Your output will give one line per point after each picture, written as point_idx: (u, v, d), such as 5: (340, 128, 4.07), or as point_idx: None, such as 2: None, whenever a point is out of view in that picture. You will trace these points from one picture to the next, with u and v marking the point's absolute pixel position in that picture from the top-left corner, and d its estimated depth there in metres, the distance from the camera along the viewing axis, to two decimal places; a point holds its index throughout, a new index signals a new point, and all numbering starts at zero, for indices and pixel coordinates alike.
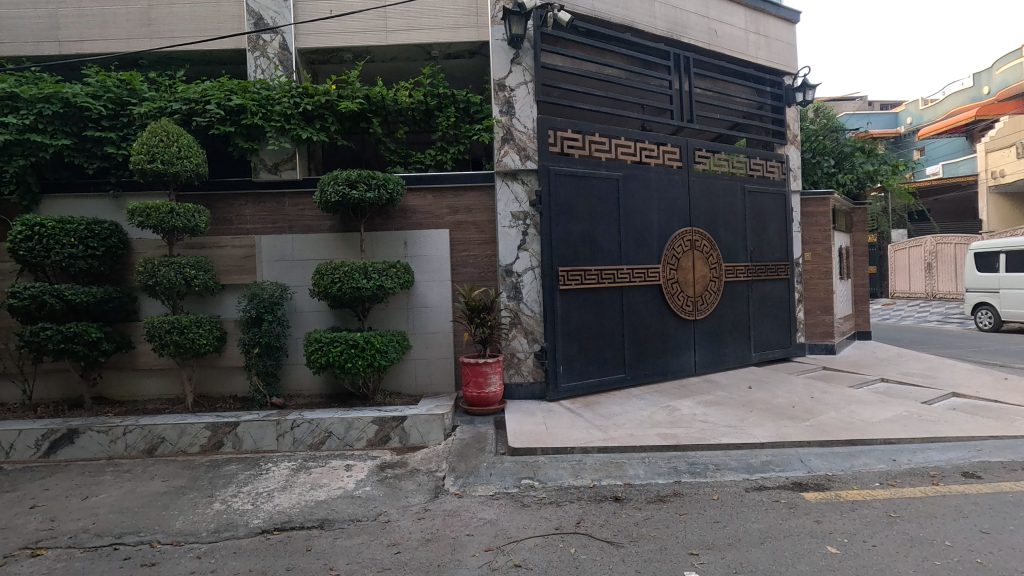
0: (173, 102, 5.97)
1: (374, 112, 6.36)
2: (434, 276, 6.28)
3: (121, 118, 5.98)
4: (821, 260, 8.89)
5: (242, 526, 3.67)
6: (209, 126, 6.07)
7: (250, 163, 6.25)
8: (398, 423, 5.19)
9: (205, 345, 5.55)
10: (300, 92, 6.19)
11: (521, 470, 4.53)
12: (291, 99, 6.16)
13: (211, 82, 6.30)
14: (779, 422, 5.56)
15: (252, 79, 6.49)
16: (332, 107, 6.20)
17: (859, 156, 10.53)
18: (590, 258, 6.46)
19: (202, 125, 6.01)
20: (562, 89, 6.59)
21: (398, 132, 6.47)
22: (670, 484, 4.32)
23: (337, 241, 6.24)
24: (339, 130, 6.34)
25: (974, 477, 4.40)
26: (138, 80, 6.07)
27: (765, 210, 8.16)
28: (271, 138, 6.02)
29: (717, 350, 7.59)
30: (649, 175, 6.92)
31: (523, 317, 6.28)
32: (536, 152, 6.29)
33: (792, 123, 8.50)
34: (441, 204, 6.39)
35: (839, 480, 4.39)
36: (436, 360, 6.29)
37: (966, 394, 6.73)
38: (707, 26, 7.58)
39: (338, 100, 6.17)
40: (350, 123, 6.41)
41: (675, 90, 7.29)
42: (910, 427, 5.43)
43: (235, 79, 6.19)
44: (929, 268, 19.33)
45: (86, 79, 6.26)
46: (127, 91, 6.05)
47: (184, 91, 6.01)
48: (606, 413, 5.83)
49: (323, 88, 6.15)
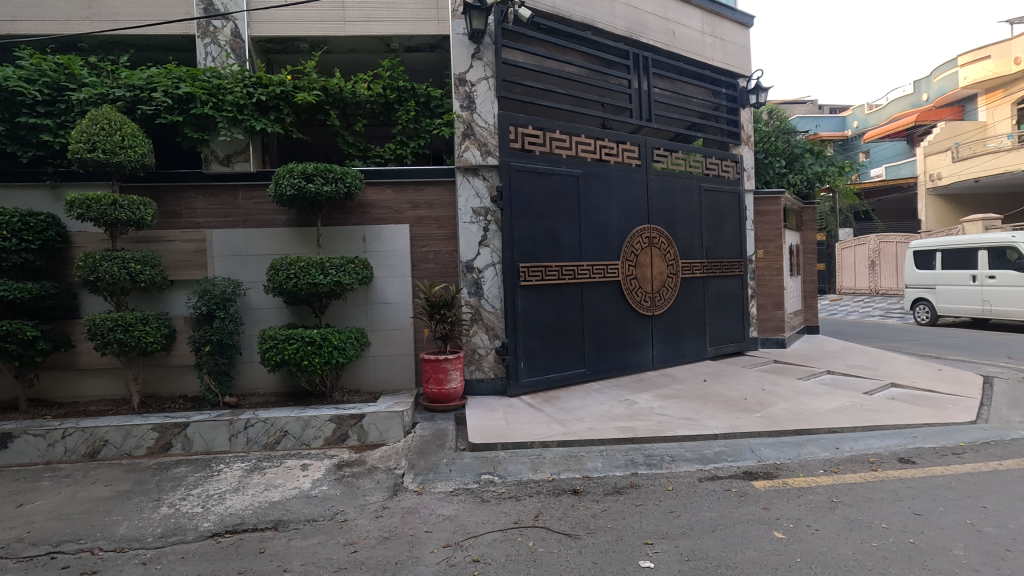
0: (115, 89, 5.68)
1: (332, 104, 6.24)
2: (394, 271, 6.22)
3: (59, 104, 5.65)
4: (773, 258, 9.21)
5: (191, 530, 3.55)
6: (155, 115, 5.81)
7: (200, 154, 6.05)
8: (356, 421, 5.11)
9: (152, 343, 5.34)
10: (253, 81, 5.99)
11: (481, 466, 4.53)
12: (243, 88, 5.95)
13: (157, 69, 6.02)
14: (732, 414, 5.75)
15: (201, 67, 6.24)
16: (287, 98, 6.03)
17: (808, 157, 10.96)
18: (551, 254, 6.51)
19: (147, 113, 5.74)
20: (523, 86, 6.61)
21: (357, 125, 6.37)
22: (627, 476, 4.41)
23: (293, 235, 6.08)
24: (294, 122, 6.18)
25: (909, 463, 4.67)
26: (77, 64, 5.74)
27: (720, 209, 8.40)
28: (222, 128, 5.82)
29: (674, 345, 7.78)
30: (609, 173, 7.02)
31: (484, 313, 6.28)
32: (497, 148, 6.27)
33: (745, 125, 8.78)
34: (402, 199, 6.30)
35: (787, 468, 4.58)
36: (396, 356, 6.23)
37: (904, 385, 7.11)
38: (666, 27, 7.72)
39: (294, 91, 6.01)
40: (306, 115, 6.26)
41: (634, 89, 7.41)
42: (852, 417, 5.71)
43: (184, 67, 5.94)
44: (873, 265, 20.32)
45: (19, 61, 5.88)
46: (65, 76, 5.72)
47: (128, 77, 5.72)
48: (567, 407, 5.90)
49: (277, 78, 5.98)
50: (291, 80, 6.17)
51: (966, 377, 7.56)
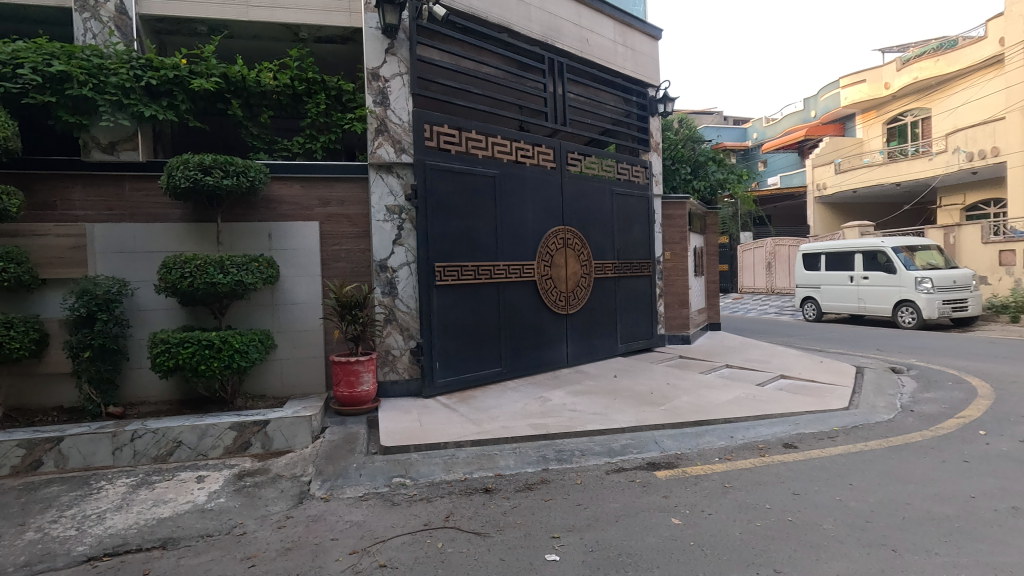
0: None
1: (233, 93, 5.94)
2: (302, 270, 5.97)
3: None
4: (679, 259, 9.75)
5: (62, 556, 3.21)
6: (22, 94, 5.19)
7: (78, 140, 5.48)
8: (260, 428, 4.86)
9: (19, 350, 4.78)
10: (142, 63, 5.51)
11: (393, 469, 4.45)
12: (131, 71, 5.46)
13: (25, 42, 5.39)
14: (640, 408, 6.04)
15: (79, 43, 5.61)
16: (182, 83, 5.63)
17: (712, 164, 11.72)
18: (467, 254, 6.51)
19: (12, 92, 5.12)
20: (439, 84, 6.56)
21: (262, 117, 6.14)
22: (538, 472, 4.51)
23: (189, 231, 5.66)
24: (190, 110, 5.79)
25: (791, 447, 5.13)
26: None
27: (631, 212, 8.79)
28: (105, 113, 5.32)
29: (588, 342, 8.05)
30: (525, 174, 7.13)
31: (398, 313, 6.18)
32: (412, 146, 6.19)
33: (654, 132, 9.24)
34: (311, 195, 6.06)
35: (686, 458, 4.88)
36: (304, 359, 5.98)
37: (791, 376, 7.80)
38: (579, 34, 7.96)
39: (190, 77, 5.63)
40: (205, 103, 5.89)
41: (549, 93, 7.58)
42: (745, 407, 6.18)
43: (58, 42, 5.35)
44: (769, 267, 22.10)
45: None
46: None
47: None
48: (482, 406, 5.93)
49: (170, 62, 5.56)
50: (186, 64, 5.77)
51: (842, 367, 8.42)
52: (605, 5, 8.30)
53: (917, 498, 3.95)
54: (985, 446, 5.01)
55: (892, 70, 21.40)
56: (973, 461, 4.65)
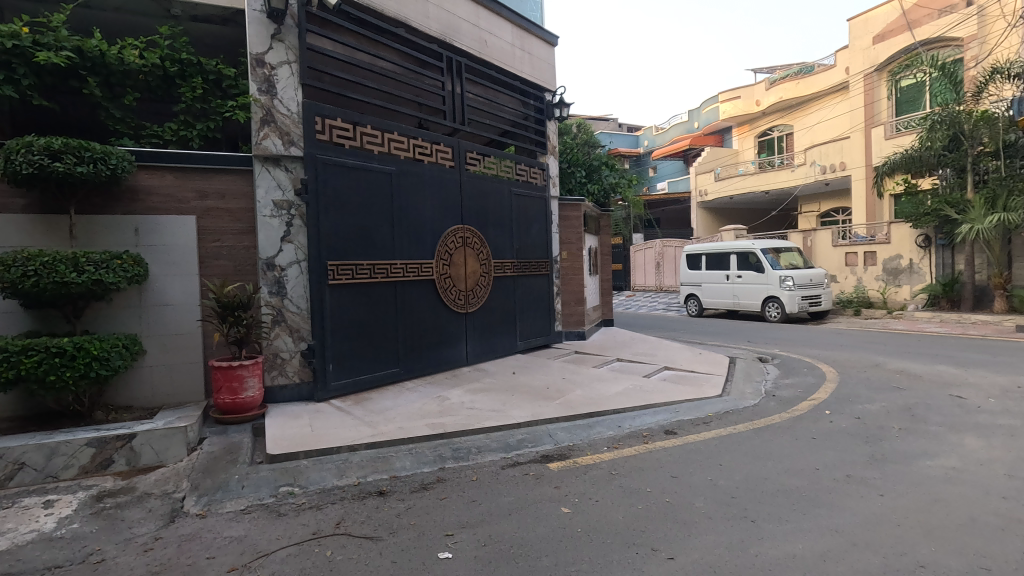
0: None
1: (90, 70, 5.38)
2: (176, 268, 5.49)
3: None
4: (575, 258, 10.14)
5: None
6: None
7: None
8: (124, 442, 4.39)
9: None
10: None
11: (280, 478, 4.23)
12: None
13: None
14: (535, 403, 6.23)
15: None
16: (24, 55, 4.96)
17: (605, 169, 12.33)
18: (362, 252, 6.33)
19: None
20: (332, 76, 6.31)
21: (126, 98, 5.58)
22: (434, 471, 4.50)
23: (33, 224, 4.98)
24: (35, 87, 5.12)
25: (671, 434, 5.55)
26: None
27: (530, 213, 9.01)
28: None
29: (487, 341, 8.15)
30: (424, 172, 7.07)
31: (287, 314, 5.87)
32: (302, 139, 5.90)
33: (551, 136, 9.55)
34: (186, 187, 5.57)
35: (577, 449, 5.11)
36: (179, 365, 5.50)
37: (674, 367, 8.42)
38: (478, 35, 8.02)
39: (34, 49, 4.98)
40: (54, 78, 5.27)
41: (447, 92, 7.56)
42: (632, 398, 6.59)
43: None
44: (658, 266, 23.69)
45: None
46: None
47: None
48: (378, 408, 5.80)
49: (8, 29, 4.85)
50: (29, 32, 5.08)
51: (717, 358, 9.23)
52: (504, 8, 8.43)
53: (773, 472, 4.44)
54: (829, 424, 5.75)
55: (762, 89, 23.75)
56: (819, 437, 5.32)
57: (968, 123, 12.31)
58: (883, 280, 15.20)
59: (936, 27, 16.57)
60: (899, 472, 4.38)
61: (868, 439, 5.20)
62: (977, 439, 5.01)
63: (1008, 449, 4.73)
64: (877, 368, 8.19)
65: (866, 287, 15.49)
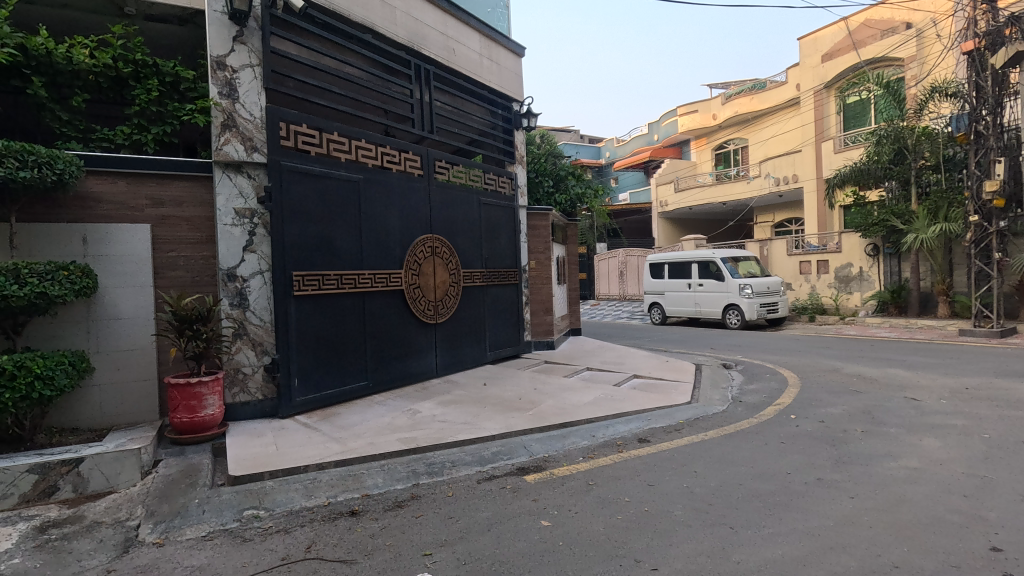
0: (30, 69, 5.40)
1: (162, 112, 6.04)
2: (129, 282, 5.51)
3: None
4: (543, 268, 10.62)
5: None
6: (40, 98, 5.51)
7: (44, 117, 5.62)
8: (71, 467, 4.25)
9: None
10: (167, 83, 6.06)
11: (243, 501, 4.16)
12: (152, 96, 5.96)
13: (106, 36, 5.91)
14: (507, 414, 6.41)
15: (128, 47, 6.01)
16: (158, 98, 6.00)
17: (571, 179, 12.89)
18: (328, 263, 6.46)
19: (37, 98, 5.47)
20: (296, 81, 6.44)
21: (155, 110, 6.00)
22: (408, 488, 4.51)
23: None
24: (157, 136, 6.02)
25: (645, 442, 5.62)
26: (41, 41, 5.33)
27: (497, 223, 9.40)
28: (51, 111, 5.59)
29: (454, 350, 8.39)
30: (390, 180, 7.30)
31: (249, 327, 5.91)
32: (267, 145, 6.00)
33: (518, 145, 10.15)
34: (138, 194, 5.60)
35: (553, 460, 5.19)
36: (128, 384, 5.49)
37: (642, 375, 8.71)
38: (446, 43, 8.43)
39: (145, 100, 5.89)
40: (152, 113, 6.03)
41: (415, 100, 7.89)
42: (603, 407, 6.77)
43: (144, 52, 5.96)
44: (621, 275, 24.09)
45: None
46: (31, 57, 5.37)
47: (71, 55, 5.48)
48: (346, 423, 5.89)
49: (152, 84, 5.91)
50: (131, 69, 5.88)
51: (684, 366, 9.40)
52: (471, 19, 8.92)
53: (743, 477, 4.55)
54: (795, 427, 5.92)
55: (718, 103, 24.56)
56: (788, 442, 5.44)
57: (911, 138, 12.95)
58: (835, 288, 15.86)
59: (880, 48, 17.60)
60: (863, 472, 4.54)
61: (832, 442, 5.35)
62: (934, 439, 5.23)
63: (963, 447, 4.94)
64: (834, 373, 8.53)
65: (820, 295, 16.15)
